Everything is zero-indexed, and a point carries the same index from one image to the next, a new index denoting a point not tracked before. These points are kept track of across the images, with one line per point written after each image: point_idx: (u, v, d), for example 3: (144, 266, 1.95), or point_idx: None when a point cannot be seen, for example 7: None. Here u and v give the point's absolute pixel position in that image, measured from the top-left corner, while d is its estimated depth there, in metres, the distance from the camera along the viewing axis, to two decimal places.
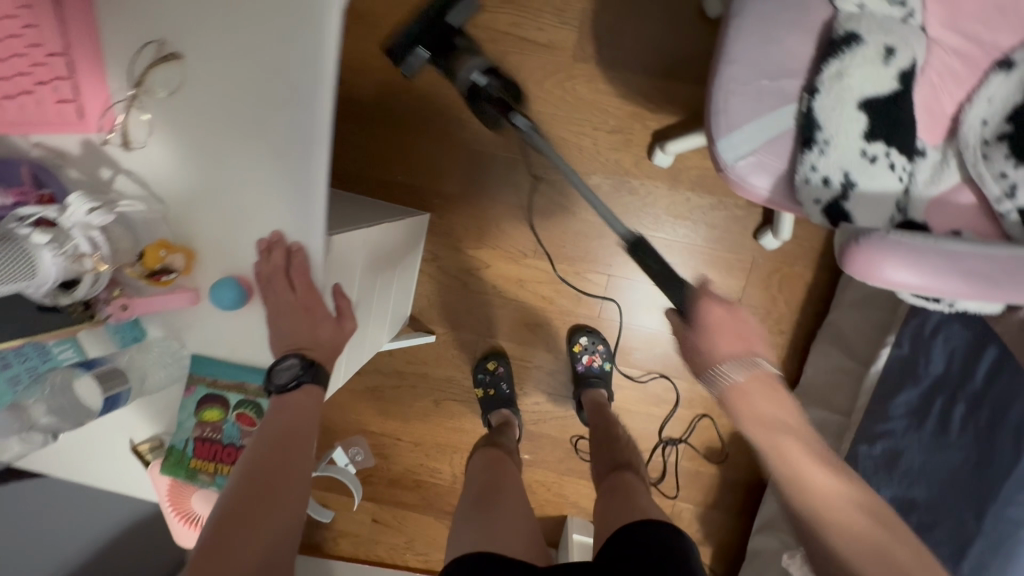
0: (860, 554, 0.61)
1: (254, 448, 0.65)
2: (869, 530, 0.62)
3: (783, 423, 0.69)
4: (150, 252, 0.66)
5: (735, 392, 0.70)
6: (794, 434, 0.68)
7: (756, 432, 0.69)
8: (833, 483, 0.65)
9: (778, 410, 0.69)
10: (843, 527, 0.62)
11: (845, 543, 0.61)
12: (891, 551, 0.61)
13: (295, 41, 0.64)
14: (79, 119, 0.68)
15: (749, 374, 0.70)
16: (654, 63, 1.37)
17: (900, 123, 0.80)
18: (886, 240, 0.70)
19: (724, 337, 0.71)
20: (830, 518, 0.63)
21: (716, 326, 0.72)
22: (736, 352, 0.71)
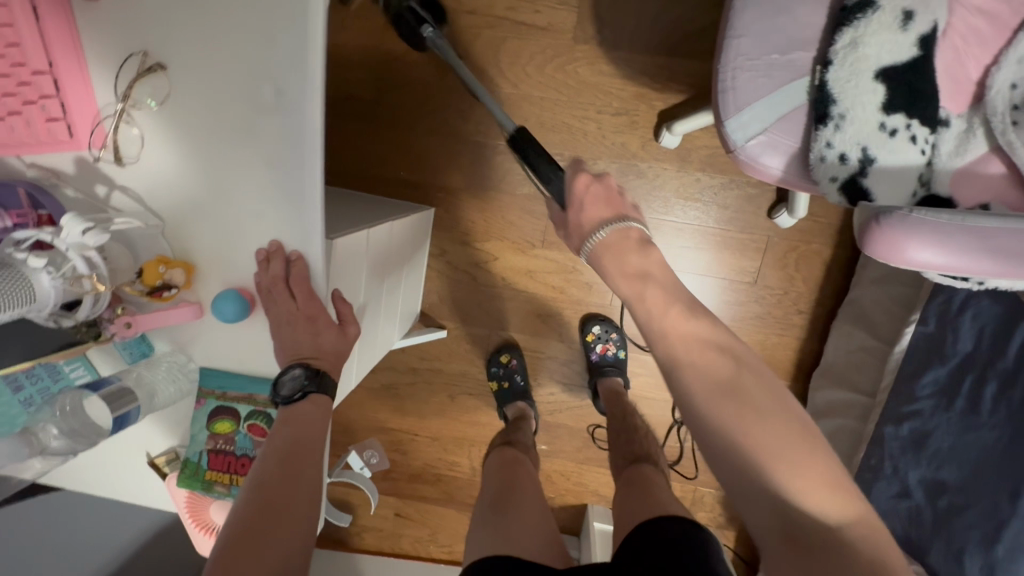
0: (705, 388, 0.55)
1: (263, 463, 0.64)
2: (719, 367, 0.57)
3: (649, 273, 0.65)
4: (149, 268, 0.66)
5: (606, 255, 0.67)
6: (658, 282, 0.64)
7: (620, 283, 0.65)
8: (692, 325, 0.60)
9: (644, 258, 0.65)
10: (697, 367, 0.57)
11: (695, 382, 0.56)
12: (739, 381, 0.55)
13: (280, 44, 0.62)
14: (70, 136, 0.67)
15: (617, 232, 0.67)
16: (657, 40, 1.32)
17: (921, 91, 0.75)
18: (910, 219, 0.66)
19: (592, 203, 0.69)
20: (690, 363, 0.58)
21: (586, 198, 0.71)
22: (603, 215, 0.69)
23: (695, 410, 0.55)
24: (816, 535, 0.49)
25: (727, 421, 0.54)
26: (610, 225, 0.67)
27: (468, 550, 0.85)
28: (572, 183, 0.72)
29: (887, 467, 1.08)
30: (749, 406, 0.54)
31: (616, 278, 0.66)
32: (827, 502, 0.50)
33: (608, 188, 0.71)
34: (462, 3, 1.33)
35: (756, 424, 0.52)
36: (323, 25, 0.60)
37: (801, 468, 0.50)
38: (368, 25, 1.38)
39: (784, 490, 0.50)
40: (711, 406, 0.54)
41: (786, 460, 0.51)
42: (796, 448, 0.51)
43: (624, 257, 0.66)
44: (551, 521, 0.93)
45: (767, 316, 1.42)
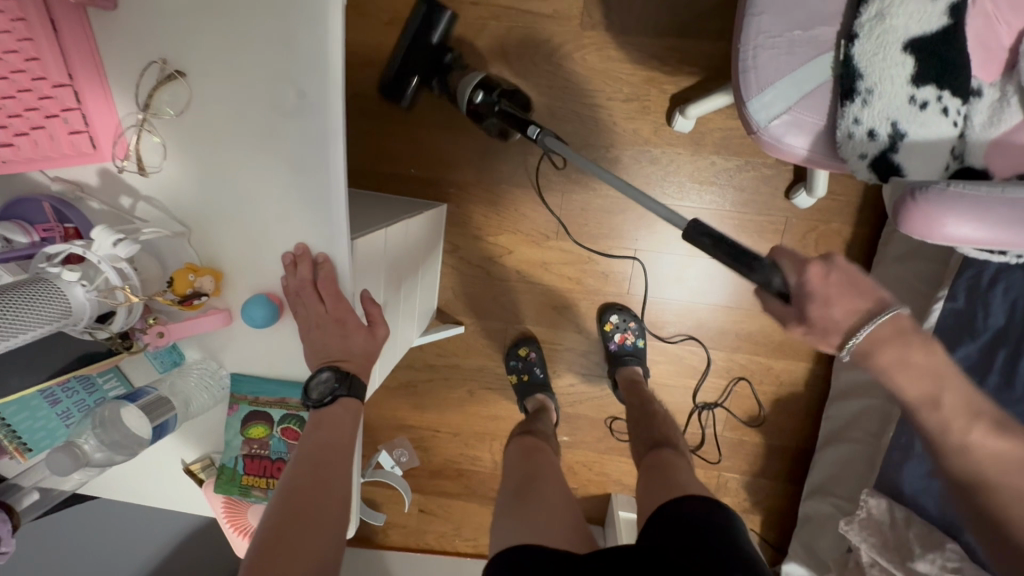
0: (1021, 515, 0.61)
1: (296, 466, 0.64)
2: None
3: (941, 375, 0.62)
4: (179, 277, 0.66)
5: (865, 357, 0.63)
6: (955, 393, 0.63)
7: (898, 375, 0.63)
8: (1002, 444, 0.62)
9: (923, 364, 0.63)
10: (1012, 492, 0.62)
11: (1012, 509, 0.61)
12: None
13: (298, 44, 0.61)
14: (93, 148, 0.67)
15: (886, 330, 0.61)
16: (667, 23, 1.29)
17: (953, 60, 0.73)
18: (945, 193, 0.64)
19: (842, 304, 0.62)
20: (998, 482, 0.62)
21: (829, 293, 0.63)
22: (864, 308, 0.62)
23: (1006, 531, 0.62)
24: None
25: None
26: (872, 323, 0.62)
27: (494, 540, 0.86)
28: (807, 275, 0.64)
29: (917, 445, 1.07)
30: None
31: (897, 377, 0.63)
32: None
33: (846, 271, 0.63)
34: None
35: None
36: (342, 22, 0.59)
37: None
38: (372, 21, 1.37)
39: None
40: None
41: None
42: None
43: (911, 359, 0.62)
44: (574, 505, 0.93)
45: None
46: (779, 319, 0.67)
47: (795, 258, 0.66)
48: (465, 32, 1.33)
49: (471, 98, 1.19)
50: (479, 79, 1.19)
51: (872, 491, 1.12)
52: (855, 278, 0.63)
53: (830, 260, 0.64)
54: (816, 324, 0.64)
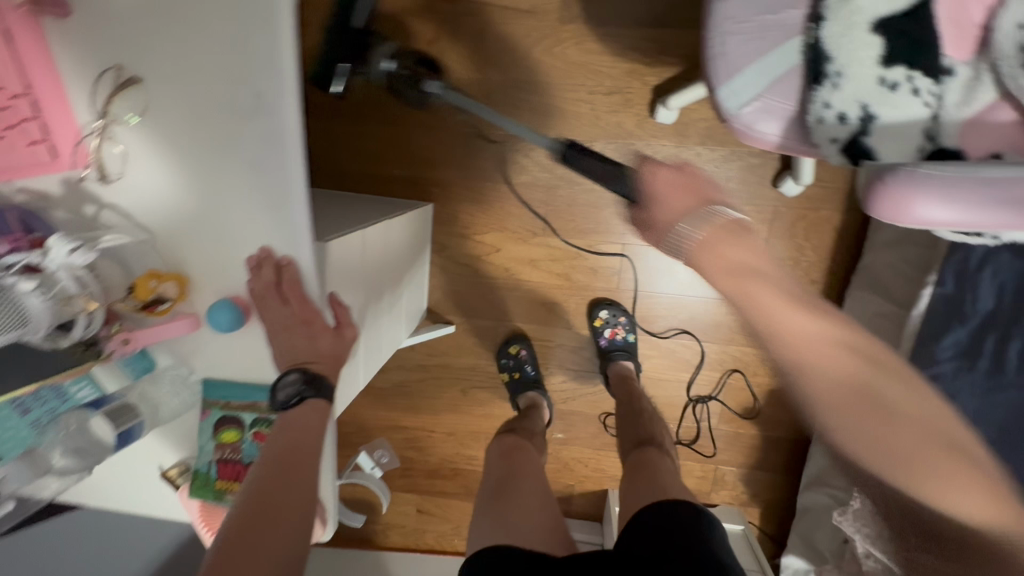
0: (837, 395, 0.56)
1: (262, 467, 0.65)
2: (850, 366, 0.57)
3: (754, 267, 0.67)
4: (139, 284, 0.66)
5: (698, 248, 0.71)
6: (767, 279, 0.66)
7: (724, 281, 0.68)
8: (816, 324, 0.60)
9: (743, 252, 0.69)
10: (824, 371, 0.57)
11: (825, 388, 0.56)
12: (876, 386, 0.56)
13: (250, 46, 0.60)
14: (53, 157, 0.67)
15: (703, 225, 0.71)
16: (647, 14, 1.28)
17: (923, 40, 0.71)
18: (912, 175, 0.63)
19: (673, 198, 0.74)
20: (818, 365, 0.58)
21: (662, 189, 0.76)
22: (689, 206, 0.73)
23: (828, 419, 0.56)
24: (964, 535, 0.55)
25: (861, 429, 0.54)
26: (696, 219, 0.71)
27: (471, 541, 0.86)
28: (653, 179, 0.77)
29: None
30: (883, 413, 0.54)
31: (719, 278, 0.68)
32: (973, 505, 0.53)
33: (683, 176, 0.76)
34: None
35: (886, 431, 0.54)
36: (293, 22, 0.59)
37: (942, 475, 0.53)
38: None
39: (932, 501, 0.54)
40: (850, 416, 0.55)
41: (944, 468, 0.53)
42: (938, 457, 0.53)
43: (723, 252, 0.69)
44: (553, 506, 0.94)
45: None
46: (637, 225, 0.81)
47: (645, 165, 0.80)
48: (443, 30, 1.33)
49: (384, 67, 1.01)
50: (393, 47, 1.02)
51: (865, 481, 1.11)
52: (682, 181, 0.75)
53: (673, 166, 0.77)
54: (655, 226, 0.76)
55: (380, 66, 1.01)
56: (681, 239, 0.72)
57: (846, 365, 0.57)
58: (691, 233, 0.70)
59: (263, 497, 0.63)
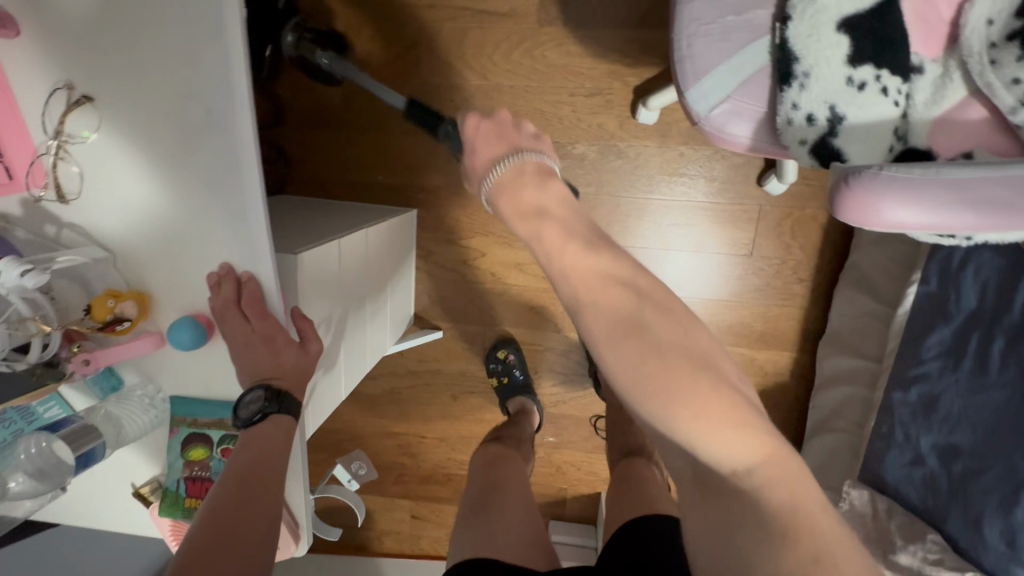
0: (609, 328, 0.47)
1: (223, 486, 0.64)
2: (622, 303, 0.48)
3: (545, 211, 0.55)
4: (98, 304, 0.65)
5: (498, 192, 0.58)
6: (558, 221, 0.54)
7: (518, 226, 0.55)
8: (594, 260, 0.50)
9: (541, 196, 0.56)
10: (599, 309, 0.48)
11: (596, 326, 0.48)
12: (644, 319, 0.47)
13: (201, 62, 0.60)
14: (8, 178, 0.66)
15: (511, 170, 0.58)
16: (626, 14, 1.27)
17: (890, 38, 0.70)
18: (878, 177, 0.62)
19: (482, 143, 0.61)
20: (589, 301, 0.49)
21: (476, 137, 0.63)
22: (497, 153, 0.59)
23: (596, 351, 0.48)
24: (728, 482, 0.45)
25: (631, 363, 0.46)
26: (504, 163, 0.58)
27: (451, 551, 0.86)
28: (462, 125, 0.64)
29: (899, 435, 1.04)
30: (652, 346, 0.46)
31: (513, 222, 0.56)
32: (738, 446, 0.44)
33: (500, 125, 0.63)
34: None
35: (654, 362, 0.45)
36: (242, 38, 0.58)
37: (697, 407, 0.44)
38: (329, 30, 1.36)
39: (689, 442, 0.45)
40: (614, 351, 0.46)
41: (695, 402, 0.44)
42: (697, 392, 0.44)
43: (518, 195, 0.57)
44: (537, 516, 0.93)
45: (766, 288, 1.37)
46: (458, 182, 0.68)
47: (468, 116, 0.66)
48: (420, 35, 1.32)
49: (289, 42, 1.05)
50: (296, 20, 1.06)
51: (854, 483, 1.09)
52: (503, 127, 0.62)
53: (491, 114, 0.64)
54: (470, 174, 0.63)
55: (287, 41, 1.05)
56: (489, 185, 0.59)
57: (617, 297, 0.48)
58: (497, 177, 0.58)
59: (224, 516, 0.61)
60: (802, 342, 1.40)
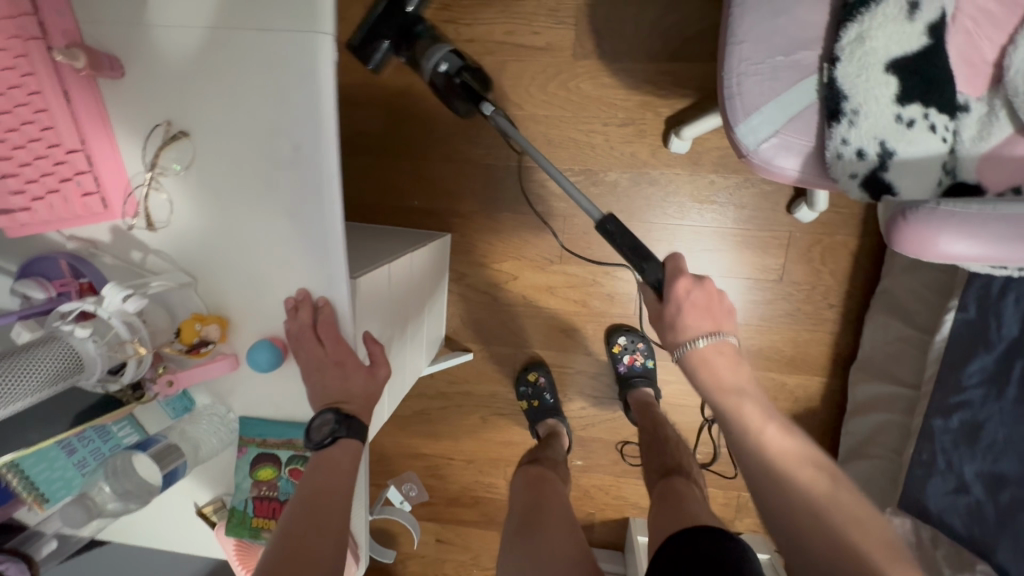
0: (813, 496, 0.62)
1: (295, 510, 0.66)
2: (815, 474, 0.64)
3: (742, 388, 0.72)
4: (186, 326, 0.69)
5: (697, 362, 0.74)
6: (754, 401, 0.71)
7: (719, 399, 0.72)
8: (788, 442, 0.67)
9: (738, 377, 0.72)
10: (801, 476, 0.64)
11: (806, 492, 0.62)
12: (840, 496, 0.62)
13: (292, 100, 0.64)
14: (105, 207, 0.70)
15: (714, 348, 0.73)
16: (658, 47, 1.31)
17: (936, 78, 0.73)
18: (936, 213, 0.64)
19: (692, 314, 0.74)
20: (794, 470, 0.64)
21: (689, 304, 0.74)
22: (702, 328, 0.74)
23: (805, 512, 0.61)
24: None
25: (839, 525, 0.59)
26: (714, 336, 0.73)
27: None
28: (674, 288, 0.75)
29: (940, 462, 1.04)
30: (849, 515, 0.61)
31: (715, 396, 0.72)
32: None
33: (707, 293, 0.75)
34: (462, 33, 1.36)
35: (850, 526, 0.59)
36: (333, 80, 0.63)
37: (893, 562, 0.57)
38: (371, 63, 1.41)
39: None
40: (820, 509, 0.60)
41: (889, 556, 0.57)
42: (894, 556, 0.58)
43: (717, 371, 0.72)
44: (579, 533, 0.92)
45: (796, 313, 1.39)
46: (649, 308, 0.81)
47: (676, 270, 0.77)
48: None
49: (438, 68, 1.01)
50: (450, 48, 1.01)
51: (895, 509, 1.07)
52: (710, 300, 0.75)
53: (700, 282, 0.76)
54: (667, 322, 0.76)
55: (435, 68, 1.01)
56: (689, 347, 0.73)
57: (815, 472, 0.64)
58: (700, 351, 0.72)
59: (294, 536, 0.63)
60: (832, 366, 1.41)
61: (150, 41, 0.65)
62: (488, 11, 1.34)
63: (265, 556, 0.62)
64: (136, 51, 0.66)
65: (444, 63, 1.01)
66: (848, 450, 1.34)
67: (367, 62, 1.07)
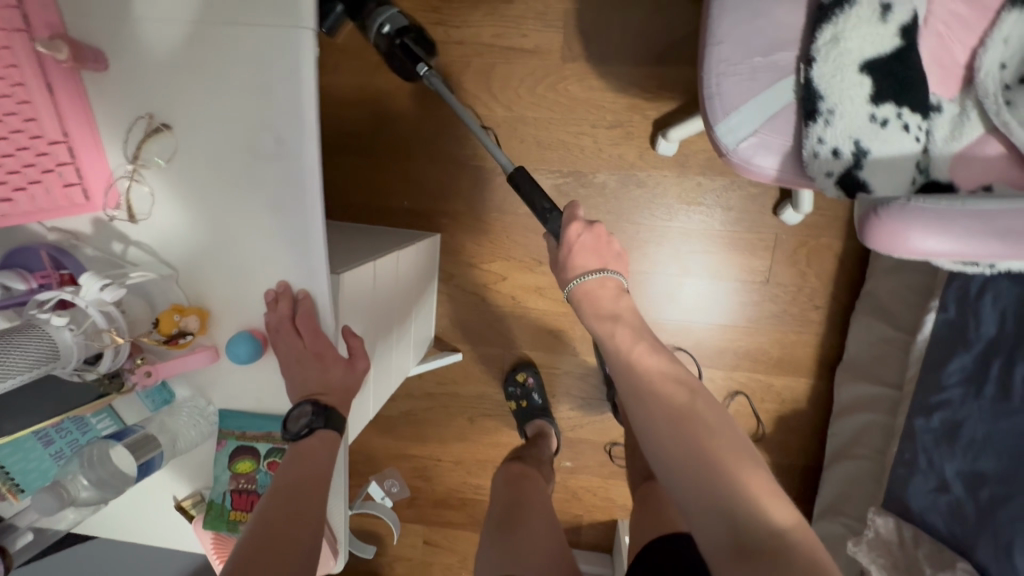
0: (663, 415, 0.57)
1: (271, 500, 0.66)
2: (673, 390, 0.58)
3: (620, 316, 0.68)
4: (164, 318, 0.69)
5: (582, 296, 0.72)
6: (628, 325, 0.67)
7: (596, 324, 0.69)
8: (656, 361, 0.62)
9: (618, 305, 0.69)
10: (658, 394, 0.58)
11: (655, 412, 0.57)
12: (695, 408, 0.57)
13: (273, 94, 0.65)
14: (86, 199, 0.71)
15: (597, 282, 0.71)
16: (645, 51, 1.33)
17: (909, 79, 0.75)
18: (906, 208, 0.65)
19: (580, 253, 0.72)
20: (653, 389, 0.59)
21: (577, 246, 0.74)
22: (589, 264, 0.72)
23: (654, 431, 0.56)
24: (769, 542, 0.48)
25: (678, 439, 0.54)
26: (599, 273, 0.72)
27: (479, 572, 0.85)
28: (567, 231, 0.74)
29: (921, 462, 1.06)
30: (700, 428, 0.55)
31: (591, 321, 0.69)
32: (778, 508, 0.51)
33: (596, 237, 0.74)
34: (451, 35, 1.37)
35: (702, 439, 0.54)
36: (314, 74, 0.64)
37: (743, 470, 0.52)
38: (362, 65, 1.42)
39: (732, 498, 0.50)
40: (668, 426, 0.56)
41: (738, 460, 0.53)
42: (743, 463, 0.53)
43: (597, 300, 0.70)
44: (559, 533, 0.92)
45: (782, 315, 1.40)
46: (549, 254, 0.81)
47: (569, 215, 0.77)
48: (451, 70, 1.39)
49: (382, 30, 0.98)
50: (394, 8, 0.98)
51: (879, 510, 1.10)
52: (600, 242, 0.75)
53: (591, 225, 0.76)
54: (560, 264, 0.75)
55: (380, 30, 0.98)
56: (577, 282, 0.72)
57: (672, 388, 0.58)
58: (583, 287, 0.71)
59: (267, 525, 0.63)
60: (818, 368, 1.42)
61: (134, 35, 0.66)
62: (478, 14, 1.36)
63: (239, 545, 0.62)
64: (120, 44, 0.66)
65: (387, 24, 0.97)
66: (832, 452, 1.36)
67: (323, 24, 1.03)
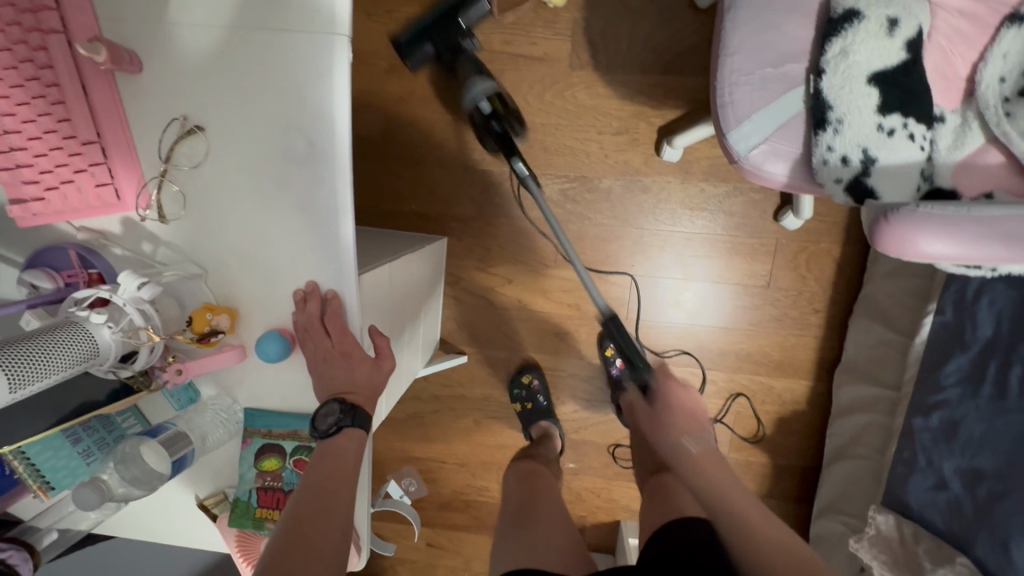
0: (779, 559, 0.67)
1: (300, 497, 0.67)
2: (782, 542, 0.70)
3: (728, 479, 0.81)
4: (198, 316, 0.70)
5: (690, 459, 0.84)
6: (729, 476, 0.81)
7: (703, 485, 0.79)
8: (764, 519, 0.73)
9: (716, 468, 0.82)
10: (768, 541, 0.70)
11: (769, 555, 0.68)
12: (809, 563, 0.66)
13: (307, 97, 0.66)
14: (118, 199, 0.72)
15: (701, 449, 0.85)
16: (650, 60, 1.36)
17: (914, 91, 0.79)
18: (916, 215, 0.69)
19: (682, 412, 0.93)
20: (762, 535, 0.71)
21: (677, 405, 0.94)
22: (689, 430, 0.88)
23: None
24: None
25: None
26: (697, 440, 0.87)
27: (494, 566, 0.86)
28: (668, 388, 0.96)
29: (921, 460, 1.09)
30: None
31: (698, 485, 0.80)
32: None
33: (689, 398, 0.95)
34: None
35: None
36: (347, 79, 0.65)
37: None
38: (373, 70, 1.44)
39: None
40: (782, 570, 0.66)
41: None
42: None
43: (701, 469, 0.82)
44: (574, 528, 0.93)
45: (782, 318, 1.44)
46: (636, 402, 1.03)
47: (667, 376, 0.98)
48: None
49: (479, 105, 1.09)
50: (493, 90, 1.09)
51: (879, 507, 1.12)
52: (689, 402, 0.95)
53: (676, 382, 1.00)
54: (659, 420, 0.93)
55: (477, 103, 1.09)
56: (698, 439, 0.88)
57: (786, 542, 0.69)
58: (689, 452, 0.85)
59: (299, 521, 0.64)
60: (817, 370, 1.45)
61: (169, 38, 0.67)
62: (487, 21, 1.38)
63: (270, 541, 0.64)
64: (155, 47, 0.67)
65: (483, 100, 1.08)
66: (832, 451, 1.39)
67: (406, 57, 1.13)
